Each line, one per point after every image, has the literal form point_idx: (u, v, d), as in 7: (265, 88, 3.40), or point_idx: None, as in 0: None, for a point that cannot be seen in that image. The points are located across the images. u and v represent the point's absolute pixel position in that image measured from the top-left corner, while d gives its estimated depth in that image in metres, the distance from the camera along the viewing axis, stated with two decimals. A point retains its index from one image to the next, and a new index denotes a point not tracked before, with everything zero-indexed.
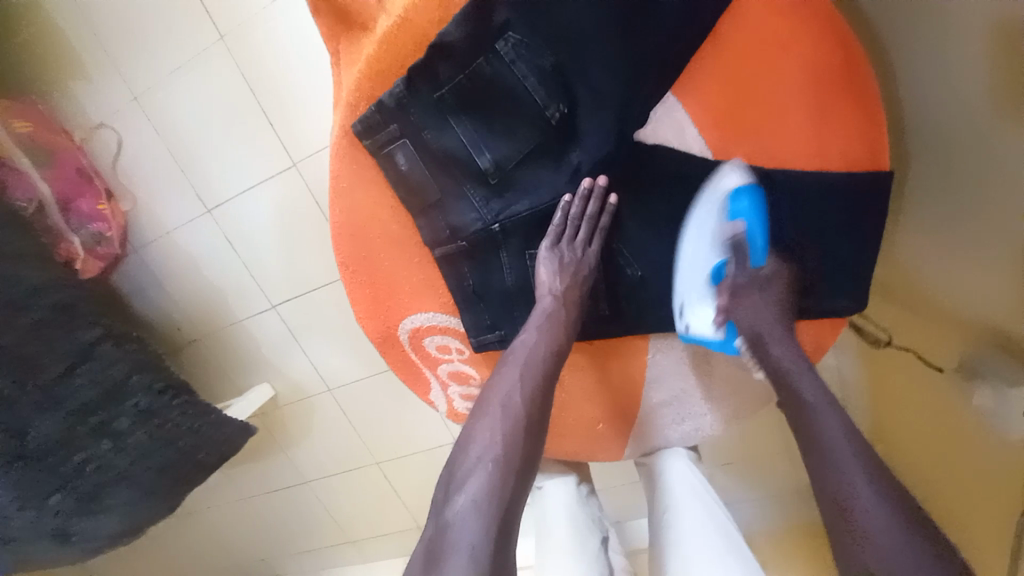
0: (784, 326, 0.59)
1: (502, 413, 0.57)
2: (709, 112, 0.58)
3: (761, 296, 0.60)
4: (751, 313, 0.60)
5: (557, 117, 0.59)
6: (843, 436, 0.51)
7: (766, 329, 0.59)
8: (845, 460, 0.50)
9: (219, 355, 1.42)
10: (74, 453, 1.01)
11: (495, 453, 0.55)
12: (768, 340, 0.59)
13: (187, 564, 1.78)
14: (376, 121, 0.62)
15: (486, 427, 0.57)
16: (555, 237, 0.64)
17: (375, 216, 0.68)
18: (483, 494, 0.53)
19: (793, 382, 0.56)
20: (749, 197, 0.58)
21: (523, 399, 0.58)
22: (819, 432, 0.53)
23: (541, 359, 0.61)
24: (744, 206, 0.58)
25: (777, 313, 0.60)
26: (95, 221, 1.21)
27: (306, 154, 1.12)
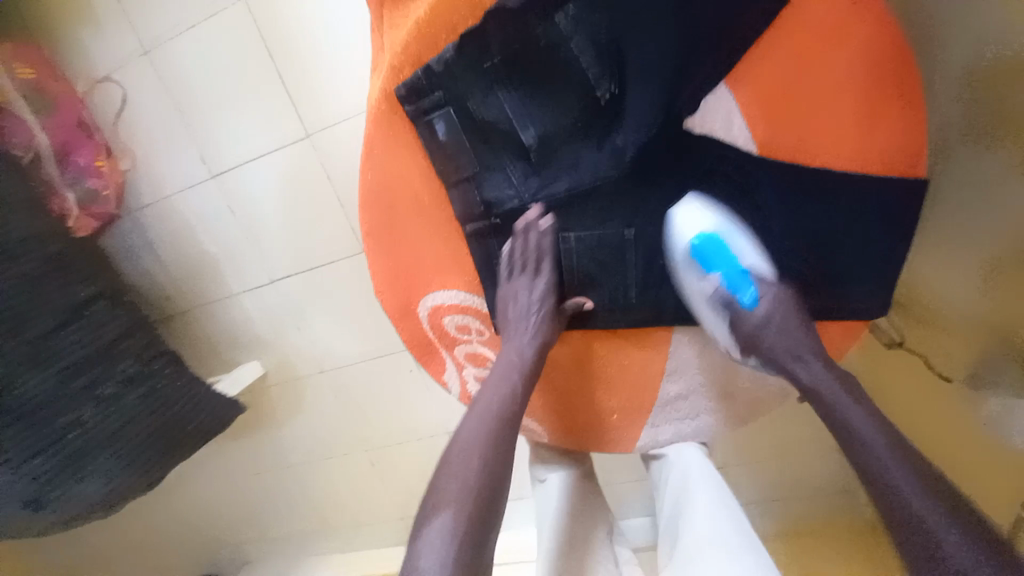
0: (806, 343, 0.60)
1: (467, 456, 0.58)
2: (758, 104, 0.58)
3: (774, 325, 0.62)
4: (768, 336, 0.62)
5: (606, 97, 0.58)
6: (883, 448, 0.52)
7: (789, 355, 0.61)
8: (896, 472, 0.50)
9: (209, 328, 1.37)
10: (61, 413, 0.96)
11: (460, 496, 0.54)
12: (797, 349, 0.60)
13: (153, 549, 1.70)
14: (421, 87, 0.61)
15: (454, 470, 0.57)
16: (508, 275, 0.66)
17: (407, 185, 0.66)
18: (444, 536, 0.51)
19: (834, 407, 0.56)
20: (711, 240, 0.62)
21: (483, 443, 0.58)
22: (862, 442, 0.53)
23: (504, 401, 0.62)
24: (708, 248, 0.63)
25: (798, 333, 0.61)
26: (91, 178, 1.16)
27: (321, 124, 1.10)
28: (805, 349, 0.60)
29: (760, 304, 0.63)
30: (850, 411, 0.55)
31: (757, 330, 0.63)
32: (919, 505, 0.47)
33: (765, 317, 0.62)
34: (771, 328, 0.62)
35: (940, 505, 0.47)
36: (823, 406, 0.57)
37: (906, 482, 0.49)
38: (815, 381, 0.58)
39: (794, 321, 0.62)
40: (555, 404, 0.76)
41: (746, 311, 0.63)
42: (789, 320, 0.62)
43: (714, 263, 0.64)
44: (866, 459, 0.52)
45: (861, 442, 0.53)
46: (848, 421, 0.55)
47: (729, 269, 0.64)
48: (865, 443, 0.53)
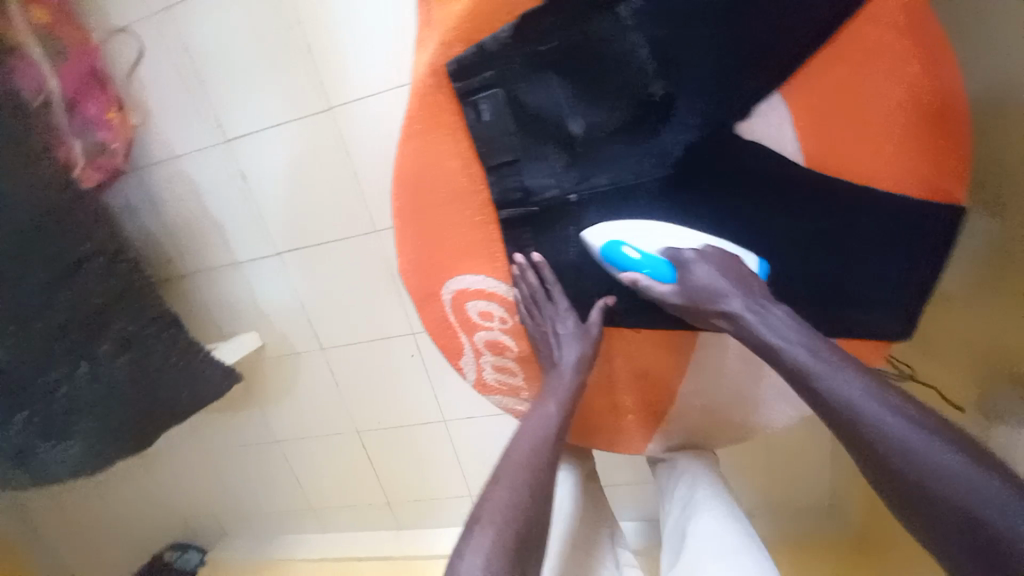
0: (740, 292, 0.56)
1: (515, 478, 0.58)
2: (810, 116, 0.58)
3: (703, 285, 0.57)
4: (705, 298, 0.56)
5: (659, 94, 0.57)
6: (878, 406, 0.47)
7: (729, 311, 0.56)
8: (894, 427, 0.46)
9: (208, 296, 1.34)
10: (44, 372, 0.93)
11: (502, 517, 0.54)
12: (736, 308, 0.55)
13: (130, 514, 1.67)
14: (471, 66, 0.59)
15: (502, 489, 0.57)
16: (529, 313, 0.69)
17: (444, 165, 0.65)
18: (490, 556, 0.51)
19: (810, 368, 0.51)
20: (623, 244, 0.59)
21: (533, 469, 0.59)
22: (864, 410, 0.48)
23: (552, 430, 0.63)
24: (622, 251, 0.59)
25: (728, 285, 0.56)
26: (99, 130, 1.11)
27: (344, 98, 1.08)
28: (741, 298, 0.56)
29: (681, 276, 0.58)
30: (829, 373, 0.50)
31: (686, 301, 0.57)
32: (929, 463, 0.44)
33: (692, 284, 0.57)
34: (701, 291, 0.57)
35: (954, 457, 0.44)
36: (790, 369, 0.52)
37: (925, 447, 0.44)
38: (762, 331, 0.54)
39: (721, 273, 0.57)
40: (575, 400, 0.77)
41: (667, 287, 0.59)
42: (715, 276, 0.57)
43: (624, 260, 0.60)
44: (866, 428, 0.47)
45: (858, 413, 0.48)
46: (827, 380, 0.50)
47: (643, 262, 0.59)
48: (863, 409, 0.48)
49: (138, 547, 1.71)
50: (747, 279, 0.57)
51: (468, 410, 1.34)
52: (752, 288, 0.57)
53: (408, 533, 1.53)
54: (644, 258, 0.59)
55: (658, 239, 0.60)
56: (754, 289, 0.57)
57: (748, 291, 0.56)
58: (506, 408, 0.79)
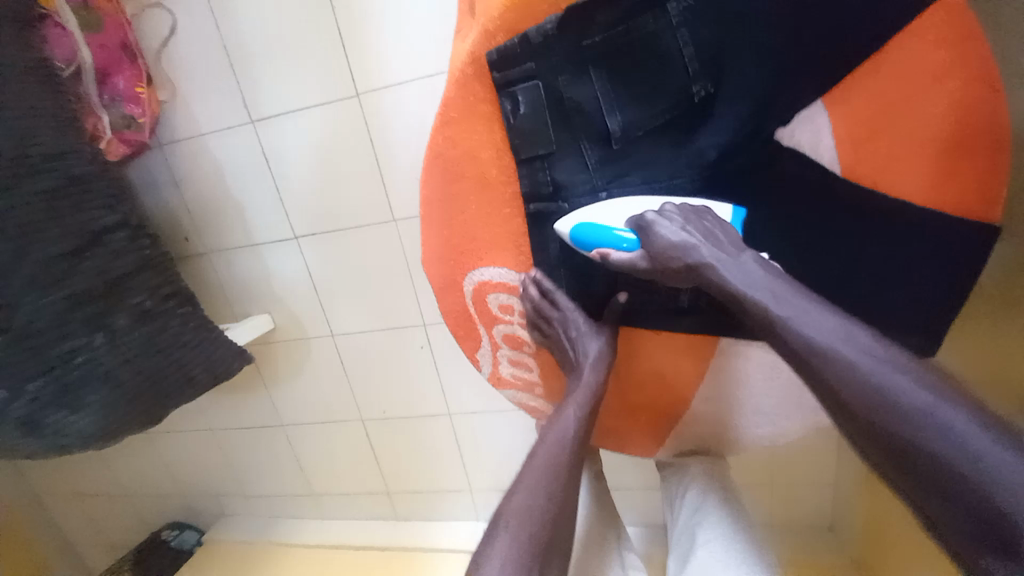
0: (709, 250, 0.55)
1: (535, 483, 0.63)
2: (853, 126, 0.57)
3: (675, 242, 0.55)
4: (681, 257, 0.55)
5: (701, 95, 0.57)
6: (879, 365, 0.48)
7: (706, 267, 0.55)
8: (894, 383, 0.47)
9: (223, 275, 1.34)
10: (62, 339, 0.91)
11: (524, 523, 0.60)
12: (707, 269, 0.55)
13: (130, 487, 1.67)
14: (512, 56, 0.60)
15: (523, 492, 0.62)
16: (538, 328, 0.70)
17: (476, 154, 0.65)
18: (510, 555, 0.58)
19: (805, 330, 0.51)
20: (589, 224, 0.58)
21: (553, 475, 0.63)
22: (852, 370, 0.48)
23: (576, 436, 0.66)
24: (589, 231, 0.58)
25: (699, 237, 0.55)
26: (128, 103, 1.12)
27: (372, 86, 1.08)
28: (709, 258, 0.55)
29: (645, 238, 0.57)
30: (815, 334, 0.51)
31: (655, 263, 0.56)
32: (930, 419, 0.44)
33: (664, 244, 0.55)
34: (666, 253, 0.55)
35: (956, 411, 0.44)
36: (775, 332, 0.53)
37: (922, 399, 0.45)
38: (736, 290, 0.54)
39: (685, 230, 0.56)
40: None
41: (634, 252, 0.57)
42: (686, 232, 0.56)
43: (597, 239, 0.58)
44: (852, 388, 0.48)
45: (845, 374, 0.49)
46: (811, 341, 0.51)
47: (613, 240, 0.58)
48: (849, 369, 0.49)
49: (136, 522, 1.71)
50: (713, 233, 0.56)
51: (474, 404, 1.34)
52: (717, 243, 0.55)
53: (406, 524, 1.53)
54: (607, 233, 0.58)
55: (625, 212, 0.59)
56: (719, 243, 0.55)
57: (714, 246, 0.55)
58: (520, 404, 0.80)
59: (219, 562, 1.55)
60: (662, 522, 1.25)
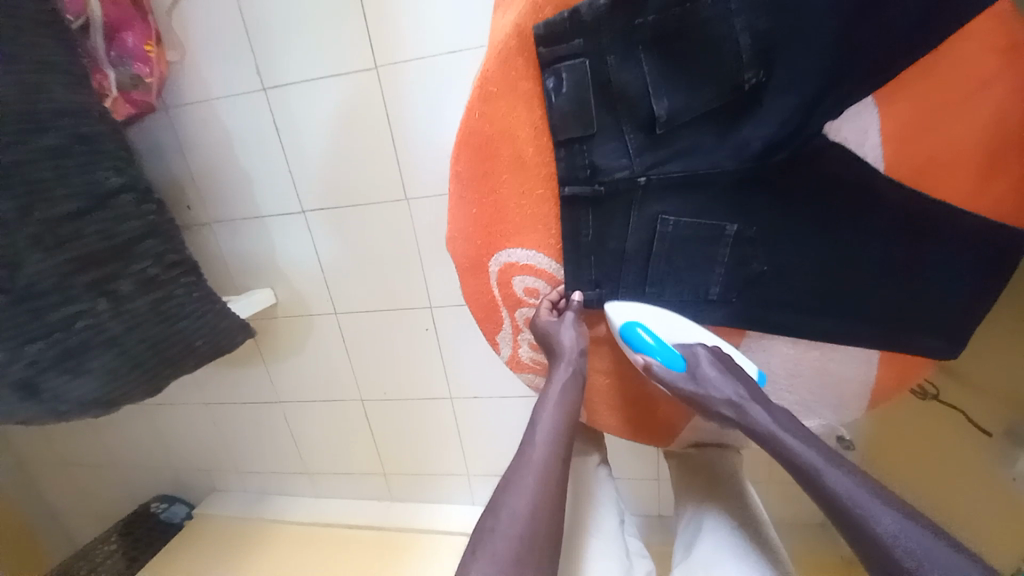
0: (749, 395, 0.61)
1: (526, 485, 0.62)
2: (900, 126, 0.56)
3: (719, 376, 0.62)
4: (718, 392, 0.61)
5: (751, 83, 0.56)
6: (911, 526, 0.49)
7: (743, 404, 0.60)
8: (930, 551, 0.47)
9: (226, 247, 1.31)
10: (65, 302, 0.87)
11: (516, 528, 0.59)
12: (749, 409, 0.60)
13: (118, 459, 1.64)
14: (563, 31, 0.58)
15: (514, 496, 0.61)
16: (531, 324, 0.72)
17: (514, 132, 0.64)
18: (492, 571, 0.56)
19: (839, 487, 0.53)
20: (640, 325, 0.65)
21: (544, 477, 0.62)
22: (887, 533, 0.49)
23: (563, 430, 0.65)
24: (639, 333, 0.65)
25: (738, 380, 0.62)
26: (136, 62, 1.07)
27: (392, 60, 1.05)
28: (749, 397, 0.61)
29: (690, 365, 0.64)
30: (853, 491, 0.52)
31: (697, 391, 0.62)
32: None
33: (702, 380, 0.62)
34: (708, 387, 0.62)
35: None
36: (813, 482, 0.54)
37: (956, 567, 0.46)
38: (773, 432, 0.58)
39: (725, 370, 0.63)
40: (599, 386, 0.79)
41: (679, 374, 0.64)
42: (722, 370, 0.63)
43: (643, 345, 0.65)
44: (888, 545, 0.49)
45: (879, 526, 0.50)
46: (846, 490, 0.52)
47: (658, 353, 0.65)
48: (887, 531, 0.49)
49: (123, 494, 1.69)
50: (748, 378, 0.63)
51: (477, 389, 1.33)
52: (754, 388, 0.62)
53: (401, 505, 1.53)
54: (658, 343, 0.65)
55: (669, 328, 0.66)
56: (754, 389, 0.62)
57: (750, 388, 0.62)
58: (533, 388, 0.80)
59: (208, 537, 1.54)
60: (658, 513, 1.26)
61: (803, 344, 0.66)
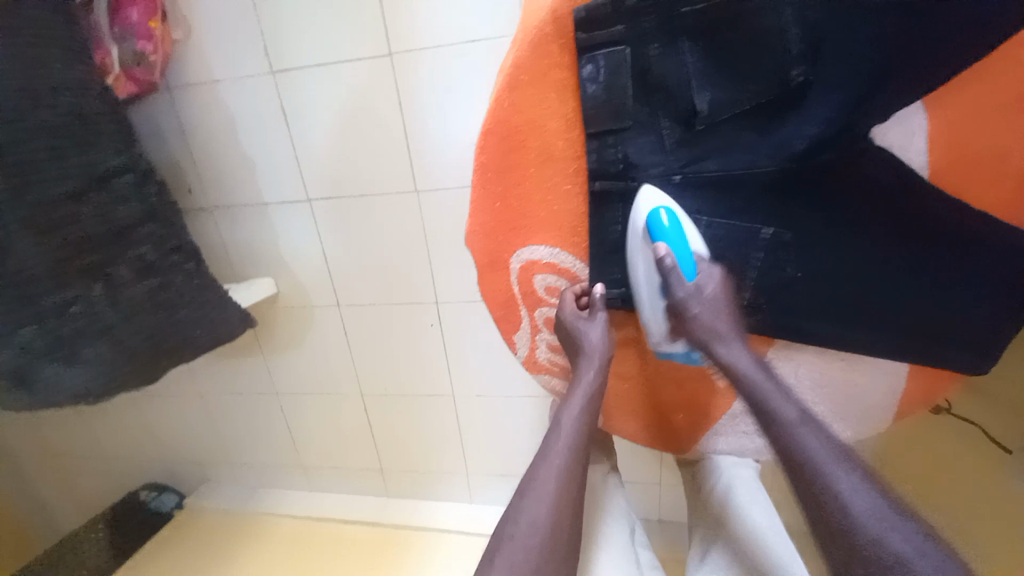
0: (736, 336, 0.58)
1: (547, 490, 0.59)
2: (952, 130, 0.54)
3: (714, 303, 0.59)
4: (706, 317, 0.58)
5: (797, 80, 0.53)
6: (872, 501, 0.48)
7: (725, 339, 0.58)
8: (883, 525, 0.47)
9: (226, 233, 1.27)
10: (57, 288, 0.83)
11: (535, 537, 0.56)
12: (730, 347, 0.58)
13: (108, 447, 1.60)
14: (602, 17, 0.55)
15: (533, 503, 0.59)
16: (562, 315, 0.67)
17: (543, 123, 0.62)
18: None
19: (803, 450, 0.52)
20: (669, 213, 0.57)
21: (564, 484, 0.60)
22: (840, 488, 0.49)
23: (583, 435, 0.63)
24: (665, 219, 0.57)
25: (729, 318, 0.59)
26: (140, 38, 1.01)
27: (407, 45, 1.01)
28: (735, 337, 0.58)
29: (699, 280, 0.59)
30: (819, 448, 0.51)
31: (695, 316, 0.58)
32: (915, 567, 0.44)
33: (698, 301, 0.58)
34: (704, 314, 0.58)
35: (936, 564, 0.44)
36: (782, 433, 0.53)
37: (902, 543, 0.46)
38: (755, 380, 0.56)
39: (722, 302, 0.59)
40: (616, 390, 0.77)
41: (688, 286, 0.58)
42: (723, 299, 0.59)
43: (665, 232, 0.58)
44: (837, 510, 0.48)
45: (833, 491, 0.49)
46: (812, 451, 0.51)
47: (674, 249, 0.58)
48: (845, 490, 0.49)
49: (112, 484, 1.65)
50: (738, 317, 0.60)
51: (480, 388, 1.31)
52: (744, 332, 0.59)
53: (397, 502, 1.50)
54: (680, 239, 0.58)
55: (691, 231, 0.59)
56: (742, 331, 0.60)
57: (739, 330, 0.59)
58: (549, 390, 0.78)
59: (198, 530, 1.50)
60: (659, 517, 1.25)
61: (830, 355, 0.65)
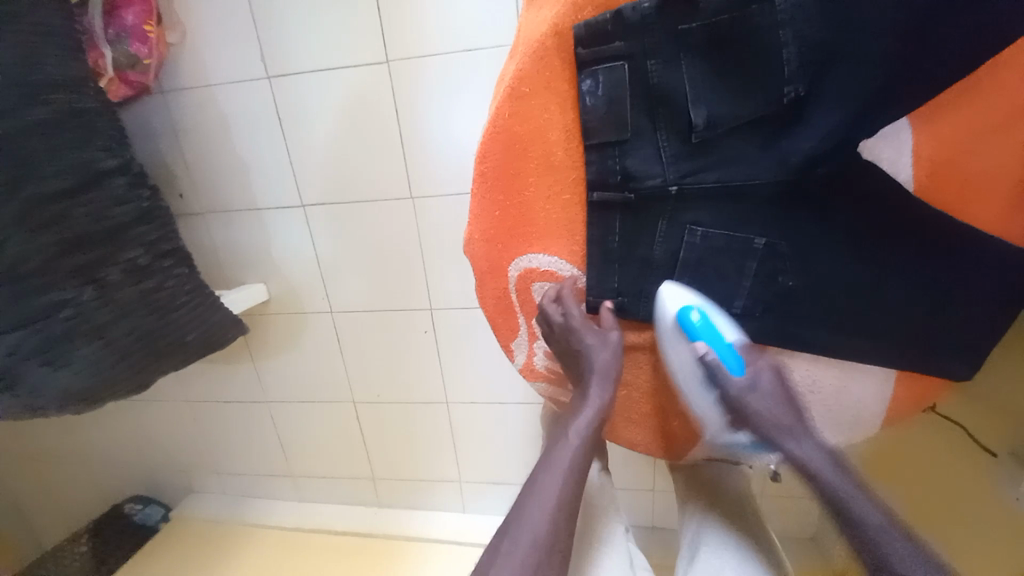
0: (797, 423, 0.63)
1: (548, 493, 0.60)
2: (936, 147, 0.56)
3: (775, 394, 0.63)
4: (769, 408, 0.63)
5: (791, 97, 0.55)
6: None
7: (790, 429, 0.63)
8: None
9: (219, 238, 1.26)
10: (47, 288, 0.81)
11: (536, 539, 0.57)
12: (796, 437, 0.63)
13: (92, 456, 1.57)
14: (605, 32, 0.57)
15: (535, 505, 0.59)
16: (559, 316, 0.67)
17: (545, 133, 0.63)
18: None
19: (874, 539, 0.56)
20: (699, 311, 0.62)
21: (566, 489, 0.60)
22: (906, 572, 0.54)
23: (586, 441, 0.63)
24: (696, 319, 0.62)
25: (788, 407, 0.63)
26: (134, 41, 1.01)
27: (405, 54, 1.02)
28: (792, 425, 0.63)
29: (751, 374, 0.64)
30: (881, 533, 0.56)
31: (754, 404, 0.63)
32: None
33: (755, 394, 0.63)
34: (762, 405, 0.63)
35: None
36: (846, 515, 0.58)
37: None
38: (814, 465, 0.61)
39: (779, 393, 0.63)
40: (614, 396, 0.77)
41: (740, 378, 0.63)
42: (782, 392, 0.64)
43: (698, 331, 0.62)
44: None
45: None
46: (878, 537, 0.56)
47: (716, 346, 0.63)
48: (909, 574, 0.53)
49: (94, 494, 1.61)
50: (794, 404, 0.64)
51: (474, 395, 1.31)
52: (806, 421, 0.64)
53: (388, 511, 1.49)
54: (716, 335, 0.63)
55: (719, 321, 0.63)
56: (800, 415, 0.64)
57: (796, 417, 0.64)
58: (546, 396, 0.79)
59: (184, 540, 1.47)
60: (652, 524, 1.25)
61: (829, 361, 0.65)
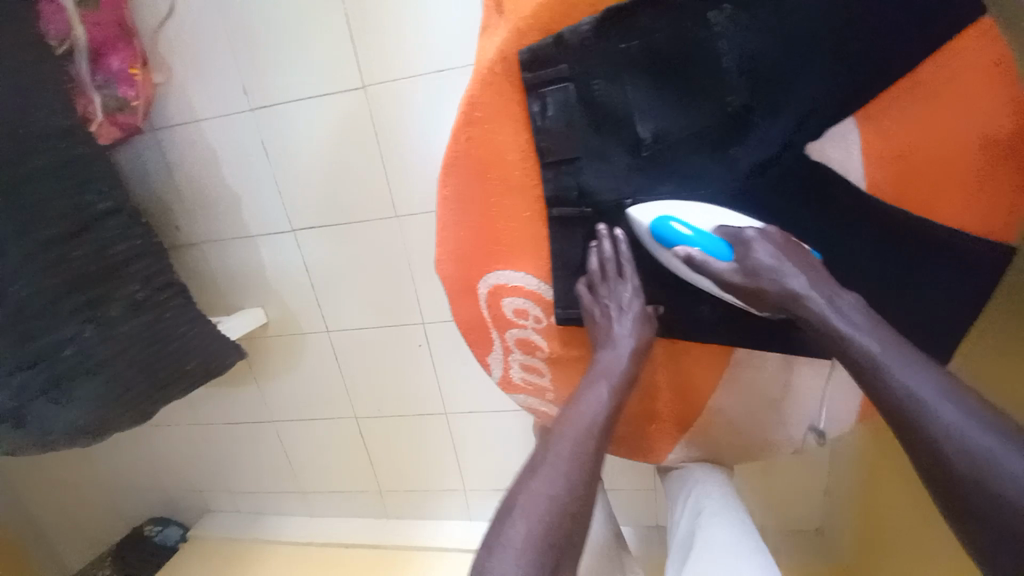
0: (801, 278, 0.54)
1: (536, 508, 0.54)
2: (879, 147, 0.57)
3: (777, 255, 0.55)
4: (766, 273, 0.55)
5: (736, 107, 0.57)
6: (950, 405, 0.46)
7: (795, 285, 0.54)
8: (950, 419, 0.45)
9: (216, 266, 1.30)
10: (49, 329, 0.86)
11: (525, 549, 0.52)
12: (805, 294, 0.54)
13: (110, 481, 1.62)
14: (546, 56, 0.59)
15: (520, 518, 0.54)
16: (591, 281, 0.67)
17: (503, 154, 0.65)
18: None
19: (876, 368, 0.49)
20: (673, 221, 0.58)
21: (561, 499, 0.55)
22: (964, 447, 0.44)
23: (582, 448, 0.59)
24: (675, 229, 0.58)
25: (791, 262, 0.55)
26: (122, 84, 1.06)
27: (380, 78, 1.05)
28: (811, 289, 0.54)
29: (739, 252, 0.56)
30: (884, 362, 0.49)
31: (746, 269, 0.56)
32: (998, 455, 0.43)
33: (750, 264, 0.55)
34: (763, 272, 0.55)
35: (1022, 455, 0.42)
36: (873, 377, 0.49)
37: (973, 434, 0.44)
38: (832, 320, 0.52)
39: (785, 256, 0.55)
40: None
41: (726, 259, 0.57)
42: (782, 250, 0.55)
43: (676, 236, 0.58)
44: (924, 420, 0.46)
45: (903, 394, 0.47)
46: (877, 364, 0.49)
47: (701, 242, 0.57)
48: (955, 434, 0.45)
49: (114, 518, 1.66)
50: (814, 264, 0.55)
51: (471, 405, 1.33)
52: (820, 275, 0.55)
53: (397, 522, 1.51)
54: (699, 233, 0.58)
55: (703, 218, 0.59)
56: (825, 278, 0.55)
57: (815, 278, 0.54)
58: (529, 409, 0.80)
59: (202, 559, 1.52)
60: (656, 523, 1.26)
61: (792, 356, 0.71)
